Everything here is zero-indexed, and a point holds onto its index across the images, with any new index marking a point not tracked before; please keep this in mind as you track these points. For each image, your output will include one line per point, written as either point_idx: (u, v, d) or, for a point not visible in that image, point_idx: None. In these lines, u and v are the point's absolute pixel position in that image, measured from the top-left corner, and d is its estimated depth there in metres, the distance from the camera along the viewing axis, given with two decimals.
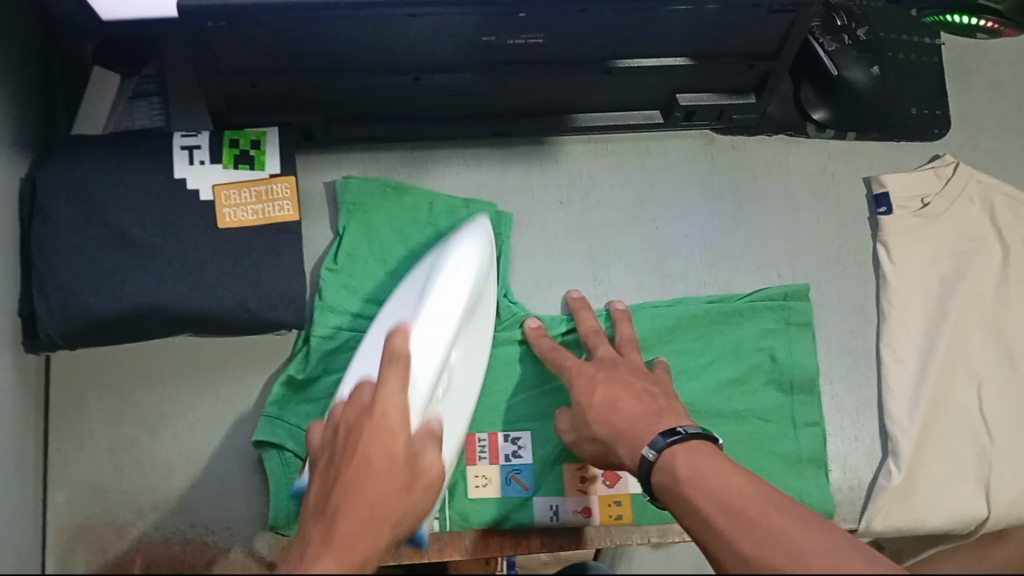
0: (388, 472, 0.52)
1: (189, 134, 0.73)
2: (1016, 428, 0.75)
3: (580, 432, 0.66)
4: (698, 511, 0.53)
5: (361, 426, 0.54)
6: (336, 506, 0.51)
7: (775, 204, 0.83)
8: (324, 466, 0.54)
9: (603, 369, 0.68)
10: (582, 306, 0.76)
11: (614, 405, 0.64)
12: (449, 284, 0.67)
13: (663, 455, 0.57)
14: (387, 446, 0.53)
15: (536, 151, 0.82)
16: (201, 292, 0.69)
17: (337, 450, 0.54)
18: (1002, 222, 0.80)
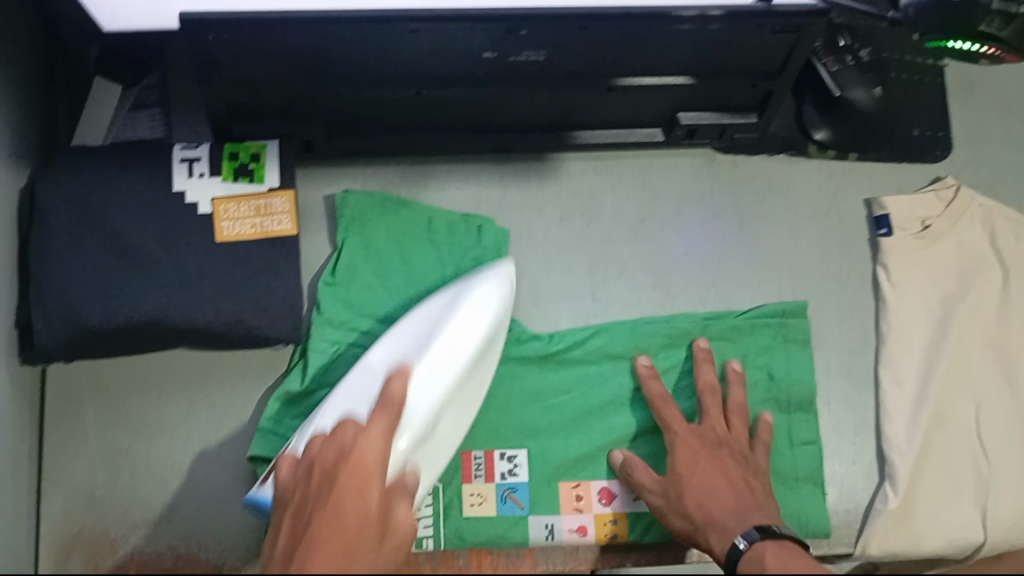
0: (361, 515, 0.50)
1: (189, 146, 0.72)
2: (1015, 452, 0.75)
3: (672, 505, 0.68)
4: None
5: (338, 467, 0.53)
6: (309, 542, 0.47)
7: (776, 223, 0.83)
8: (296, 509, 0.52)
9: (707, 445, 0.70)
10: (704, 359, 0.75)
11: (710, 489, 0.67)
12: (455, 333, 0.68)
13: (752, 547, 0.60)
14: (364, 493, 0.51)
15: (536, 166, 0.82)
16: (198, 305, 0.68)
17: (311, 496, 0.52)
18: (1002, 245, 0.80)
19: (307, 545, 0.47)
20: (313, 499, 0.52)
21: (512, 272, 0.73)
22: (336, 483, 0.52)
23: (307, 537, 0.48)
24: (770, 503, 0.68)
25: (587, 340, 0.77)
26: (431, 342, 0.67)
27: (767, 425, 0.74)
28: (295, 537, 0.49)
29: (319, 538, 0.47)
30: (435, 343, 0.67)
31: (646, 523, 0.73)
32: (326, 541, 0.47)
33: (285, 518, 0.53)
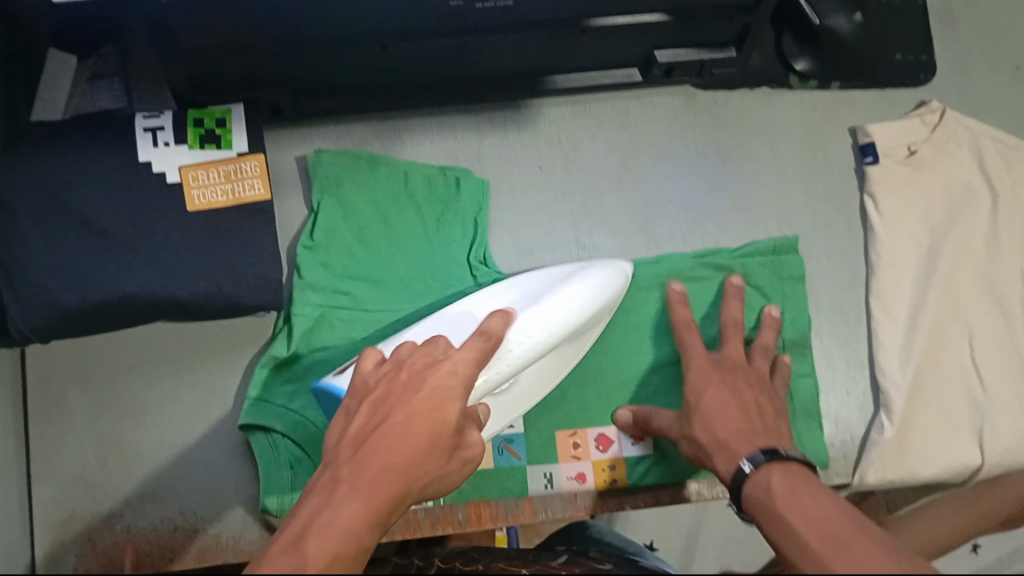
0: (435, 424, 0.48)
1: (152, 115, 0.70)
2: (1010, 377, 0.75)
3: (681, 428, 0.67)
4: (797, 539, 0.48)
5: (428, 374, 0.50)
6: (373, 448, 0.46)
7: (761, 158, 0.81)
8: (375, 398, 0.50)
9: (719, 370, 0.68)
10: (734, 292, 0.74)
11: (718, 407, 0.64)
12: (567, 297, 0.65)
13: (759, 469, 0.56)
14: (446, 404, 0.49)
15: (513, 115, 0.80)
16: (176, 278, 0.67)
17: (394, 388, 0.50)
18: (990, 168, 0.78)
19: (369, 450, 0.46)
20: (390, 394, 0.50)
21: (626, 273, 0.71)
22: (423, 384, 0.50)
23: (372, 438, 0.47)
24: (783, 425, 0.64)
25: None
26: (553, 291, 0.65)
27: (786, 366, 0.72)
28: (364, 428, 0.48)
29: (384, 442, 0.46)
30: (556, 294, 0.65)
31: (645, 466, 0.73)
32: (390, 454, 0.46)
33: (359, 402, 0.51)
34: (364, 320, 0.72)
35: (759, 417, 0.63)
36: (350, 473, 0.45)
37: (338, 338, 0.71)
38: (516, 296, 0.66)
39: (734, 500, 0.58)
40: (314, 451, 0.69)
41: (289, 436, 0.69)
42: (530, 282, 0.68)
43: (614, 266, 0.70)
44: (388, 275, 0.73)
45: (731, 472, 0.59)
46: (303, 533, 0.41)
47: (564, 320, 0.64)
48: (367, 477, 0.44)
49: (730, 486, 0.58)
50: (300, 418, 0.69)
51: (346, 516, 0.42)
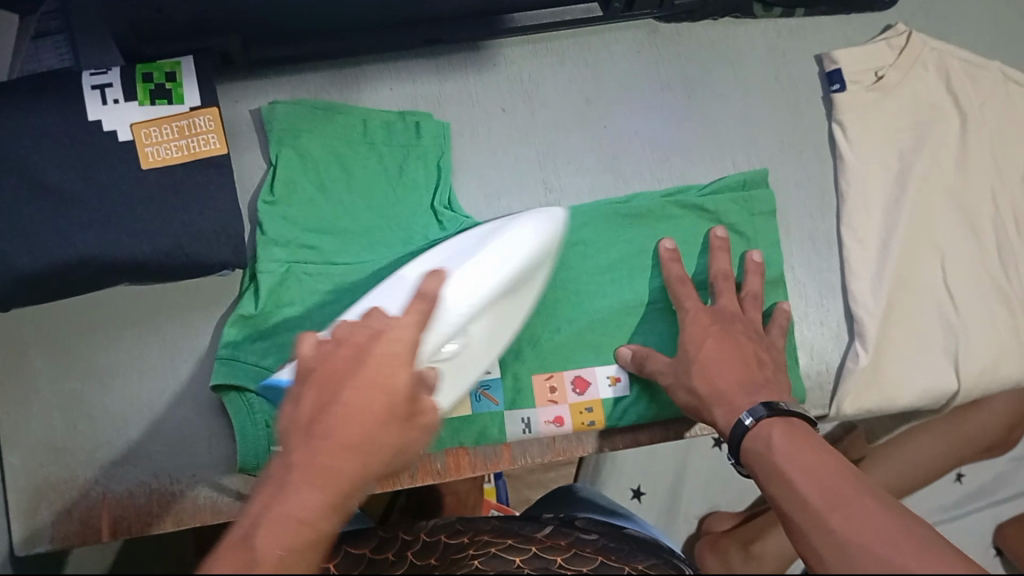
0: (379, 412, 0.43)
1: (98, 73, 0.68)
2: (981, 297, 0.75)
3: (678, 379, 0.66)
4: (792, 492, 0.49)
5: (372, 347, 0.45)
6: (326, 429, 0.41)
7: (727, 89, 0.80)
8: (316, 377, 0.44)
9: (718, 322, 0.68)
10: (721, 246, 0.73)
11: (721, 361, 0.65)
12: (495, 253, 0.64)
13: (760, 423, 0.58)
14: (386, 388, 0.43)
15: (473, 57, 0.78)
16: (133, 239, 0.65)
17: (342, 365, 0.44)
18: (957, 87, 0.78)
19: (321, 435, 0.41)
20: (342, 367, 0.44)
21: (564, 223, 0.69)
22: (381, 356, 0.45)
23: (320, 423, 0.42)
24: (779, 378, 0.66)
25: None
26: (491, 243, 0.65)
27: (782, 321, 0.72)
28: (312, 412, 0.43)
29: (335, 433, 0.41)
30: (492, 245, 0.65)
31: (621, 406, 0.73)
32: (344, 440, 0.41)
33: (301, 383, 0.45)
34: (333, 275, 0.71)
35: (753, 373, 0.64)
36: (304, 454, 0.40)
37: (306, 293, 0.70)
38: (454, 254, 0.66)
39: (732, 452, 0.60)
40: None
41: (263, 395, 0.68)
42: (466, 241, 0.67)
43: (551, 212, 0.69)
44: (354, 227, 0.72)
45: (730, 425, 0.60)
46: (257, 524, 0.37)
47: (506, 274, 0.64)
48: (328, 458, 0.40)
49: (731, 440, 0.59)
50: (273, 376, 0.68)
51: (301, 505, 0.38)
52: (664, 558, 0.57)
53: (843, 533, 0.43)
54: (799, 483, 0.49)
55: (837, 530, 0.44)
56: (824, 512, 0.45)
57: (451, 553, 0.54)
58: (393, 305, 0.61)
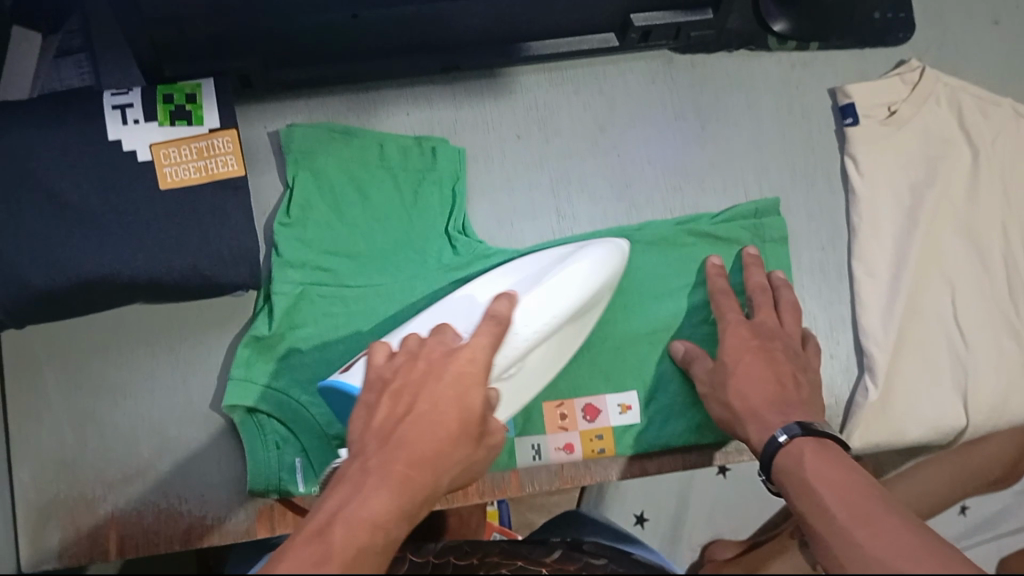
0: (458, 419, 0.50)
1: (120, 93, 0.68)
2: (991, 333, 0.75)
3: (713, 392, 0.67)
4: (822, 508, 0.51)
5: (447, 364, 0.53)
6: (400, 438, 0.47)
7: (741, 120, 0.80)
8: (394, 390, 0.52)
9: (758, 338, 0.68)
10: (756, 261, 0.74)
11: (754, 379, 0.65)
12: (564, 279, 0.64)
13: (794, 441, 0.59)
14: (460, 401, 0.50)
15: (489, 83, 0.79)
16: (149, 258, 0.66)
17: (413, 380, 0.52)
18: (970, 123, 0.78)
19: (398, 443, 0.47)
20: (413, 385, 0.52)
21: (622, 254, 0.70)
22: (442, 380, 0.52)
23: (396, 435, 0.48)
24: (814, 403, 0.66)
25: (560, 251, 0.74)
26: (562, 265, 0.66)
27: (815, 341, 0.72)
28: (388, 425, 0.49)
29: (411, 440, 0.47)
30: (570, 267, 0.66)
31: (632, 432, 0.73)
32: (419, 448, 0.47)
33: (378, 392, 0.52)
34: (346, 298, 0.71)
35: (785, 394, 0.64)
36: (385, 456, 0.46)
37: (318, 315, 0.70)
38: (521, 276, 0.67)
39: (762, 467, 0.61)
40: (300, 431, 0.68)
41: (274, 416, 0.68)
42: (534, 264, 0.68)
43: (612, 245, 0.70)
44: (368, 250, 0.72)
45: (764, 441, 0.61)
46: (331, 519, 0.42)
47: (578, 297, 0.65)
48: (398, 468, 0.45)
49: (761, 455, 0.60)
50: (286, 398, 0.69)
51: (376, 506, 0.43)
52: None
53: (870, 551, 0.44)
54: (830, 502, 0.51)
55: (864, 547, 0.45)
56: (852, 529, 0.47)
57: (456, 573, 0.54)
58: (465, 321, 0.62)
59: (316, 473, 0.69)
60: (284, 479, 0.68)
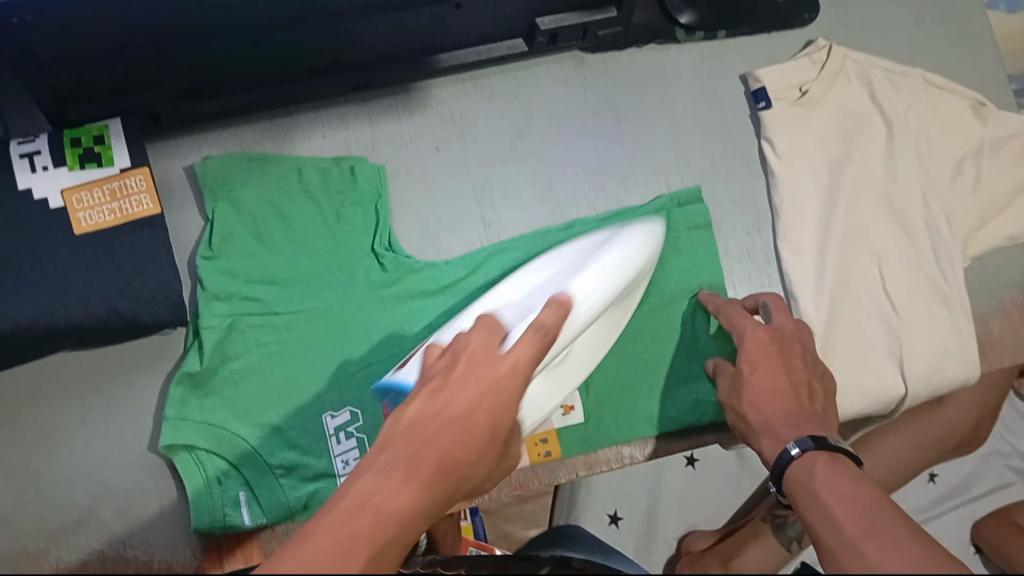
0: (490, 424, 0.46)
1: (26, 140, 0.68)
2: (921, 299, 0.76)
3: (730, 398, 0.65)
4: (831, 524, 0.47)
5: (483, 367, 0.48)
6: (428, 437, 0.43)
7: (655, 114, 0.82)
8: (434, 385, 0.47)
9: (776, 342, 0.66)
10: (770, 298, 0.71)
11: (772, 391, 0.62)
12: (613, 261, 0.65)
13: (805, 455, 0.55)
14: (502, 411, 0.47)
15: (404, 98, 0.79)
16: (68, 305, 0.65)
17: (452, 381, 0.47)
18: (880, 96, 0.79)
19: (430, 442, 0.43)
20: (451, 384, 0.47)
21: (658, 230, 0.71)
22: (474, 381, 0.47)
23: (428, 433, 0.43)
24: (828, 413, 0.63)
25: (490, 257, 0.74)
26: (611, 247, 0.67)
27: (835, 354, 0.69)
28: (419, 420, 0.44)
29: (442, 434, 0.43)
30: (617, 248, 0.66)
31: (578, 433, 0.74)
32: (446, 450, 0.43)
33: (416, 387, 0.47)
34: (278, 327, 0.70)
35: (802, 404, 0.61)
36: (411, 450, 0.42)
37: (249, 345, 0.70)
38: (564, 263, 0.67)
39: (773, 481, 0.57)
40: (242, 463, 0.68)
41: (213, 450, 0.67)
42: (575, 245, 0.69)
43: (648, 225, 0.71)
44: (296, 275, 0.72)
45: (776, 454, 0.58)
46: (356, 509, 0.38)
47: (624, 279, 0.65)
48: (424, 469, 0.41)
49: (772, 466, 0.57)
50: (223, 431, 0.68)
51: (402, 502, 0.39)
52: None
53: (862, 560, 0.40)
54: (840, 516, 0.47)
55: (859, 553, 0.41)
56: (857, 540, 0.43)
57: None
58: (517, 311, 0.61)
59: (261, 504, 0.68)
60: (228, 514, 0.67)
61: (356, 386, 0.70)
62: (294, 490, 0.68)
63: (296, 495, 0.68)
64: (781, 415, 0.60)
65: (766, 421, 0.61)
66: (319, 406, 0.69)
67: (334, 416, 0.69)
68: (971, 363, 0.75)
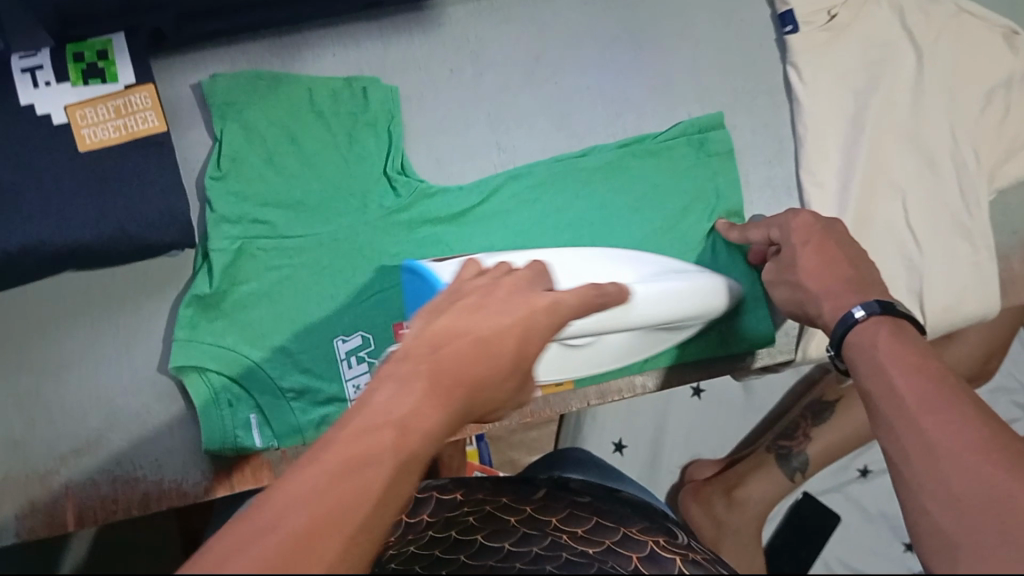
0: (517, 351, 0.40)
1: (27, 54, 0.66)
2: (944, 234, 0.75)
3: (782, 275, 0.62)
4: (896, 401, 0.45)
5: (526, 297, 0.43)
6: (449, 356, 0.37)
7: (677, 38, 0.78)
8: (471, 299, 0.42)
9: (823, 221, 0.61)
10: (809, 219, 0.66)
11: (824, 266, 0.58)
12: (681, 295, 0.63)
13: (869, 321, 0.51)
14: (531, 343, 0.41)
15: (416, 17, 0.76)
16: (73, 226, 0.64)
17: (489, 300, 0.42)
18: (912, 24, 0.76)
19: (452, 357, 0.37)
20: (484, 307, 0.41)
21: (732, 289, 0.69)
22: (513, 310, 0.42)
23: (448, 347, 0.37)
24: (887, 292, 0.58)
25: (505, 185, 0.73)
26: (689, 276, 0.66)
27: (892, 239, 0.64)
28: (441, 337, 0.38)
29: (463, 352, 0.37)
30: (690, 282, 0.65)
31: None
32: (467, 370, 0.37)
33: (448, 301, 0.41)
34: (289, 252, 0.69)
35: (862, 273, 0.57)
36: (429, 365, 0.36)
37: (261, 270, 0.69)
38: (638, 264, 0.66)
39: (832, 344, 0.54)
40: (252, 387, 0.67)
41: (224, 374, 0.67)
42: (653, 261, 0.67)
43: (729, 283, 0.69)
44: (307, 199, 0.70)
45: (838, 319, 0.54)
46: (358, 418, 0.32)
47: (679, 311, 0.63)
48: (443, 383, 0.36)
49: (833, 330, 0.53)
50: (235, 356, 0.67)
51: (425, 419, 0.33)
52: (659, 523, 0.55)
53: (945, 476, 0.40)
54: (902, 391, 0.45)
55: (941, 454, 0.41)
56: (926, 425, 0.42)
57: (446, 511, 0.55)
58: (567, 279, 0.61)
59: (273, 429, 0.68)
60: (241, 437, 0.67)
61: (368, 310, 0.69)
62: (305, 414, 0.68)
63: (307, 419, 0.68)
64: (843, 278, 0.56)
65: (826, 288, 0.56)
66: (331, 331, 0.69)
67: (345, 341, 0.69)
68: (988, 300, 0.74)
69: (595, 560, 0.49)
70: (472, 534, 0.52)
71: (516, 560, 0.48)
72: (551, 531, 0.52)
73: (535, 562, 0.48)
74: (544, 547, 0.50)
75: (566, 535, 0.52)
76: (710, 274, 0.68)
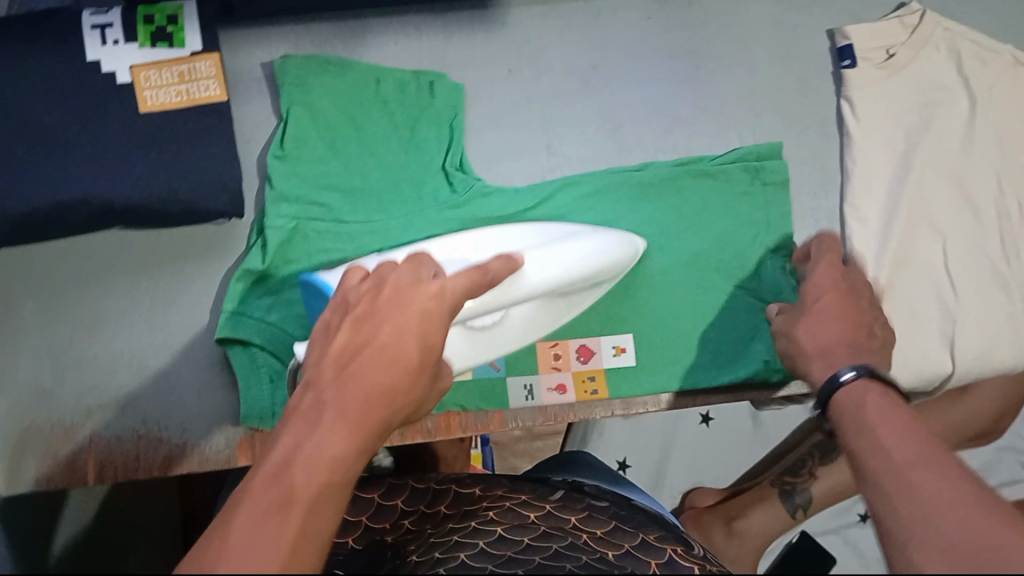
0: (420, 347, 0.43)
1: (99, 11, 0.66)
2: (981, 281, 0.75)
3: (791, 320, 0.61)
4: (874, 449, 0.42)
5: (414, 291, 0.45)
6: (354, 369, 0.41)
7: (733, 62, 0.79)
8: (353, 310, 0.45)
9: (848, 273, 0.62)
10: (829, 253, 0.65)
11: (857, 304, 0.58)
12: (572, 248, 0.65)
13: (858, 382, 0.48)
14: (430, 335, 0.44)
15: (479, 15, 0.77)
16: (124, 184, 0.64)
17: (379, 305, 0.45)
18: (968, 71, 0.76)
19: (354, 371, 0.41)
20: (377, 314, 0.44)
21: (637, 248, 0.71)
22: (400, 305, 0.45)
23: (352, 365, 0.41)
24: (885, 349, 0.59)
25: (558, 191, 0.73)
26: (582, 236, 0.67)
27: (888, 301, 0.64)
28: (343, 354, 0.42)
29: (368, 365, 0.41)
30: (584, 241, 0.66)
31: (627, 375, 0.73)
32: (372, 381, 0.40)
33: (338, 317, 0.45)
34: (340, 235, 0.69)
35: None
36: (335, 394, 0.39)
37: (311, 251, 0.69)
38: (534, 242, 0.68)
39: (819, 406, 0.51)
40: None
41: (267, 348, 0.68)
42: (545, 231, 0.69)
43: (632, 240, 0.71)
44: (363, 184, 0.71)
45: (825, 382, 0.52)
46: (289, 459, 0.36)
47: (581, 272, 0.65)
48: (354, 406, 0.39)
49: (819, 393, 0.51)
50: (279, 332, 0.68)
51: (334, 444, 0.37)
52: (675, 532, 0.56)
53: (933, 494, 0.37)
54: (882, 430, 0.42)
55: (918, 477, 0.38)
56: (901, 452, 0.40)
57: (466, 504, 0.56)
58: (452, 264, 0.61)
59: None
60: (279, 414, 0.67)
61: None
62: None
63: None
64: None
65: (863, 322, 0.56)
66: None
67: None
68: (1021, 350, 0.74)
69: (615, 565, 0.48)
70: (494, 526, 0.53)
71: (536, 554, 0.49)
72: (572, 531, 0.53)
73: (555, 557, 0.49)
74: (565, 545, 0.51)
75: (586, 535, 0.52)
76: (619, 235, 0.70)
